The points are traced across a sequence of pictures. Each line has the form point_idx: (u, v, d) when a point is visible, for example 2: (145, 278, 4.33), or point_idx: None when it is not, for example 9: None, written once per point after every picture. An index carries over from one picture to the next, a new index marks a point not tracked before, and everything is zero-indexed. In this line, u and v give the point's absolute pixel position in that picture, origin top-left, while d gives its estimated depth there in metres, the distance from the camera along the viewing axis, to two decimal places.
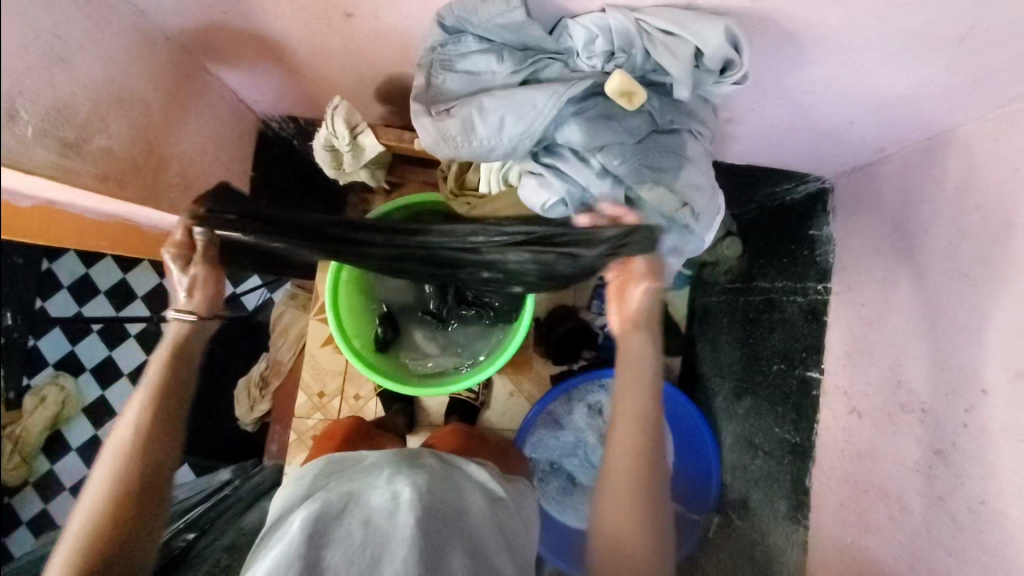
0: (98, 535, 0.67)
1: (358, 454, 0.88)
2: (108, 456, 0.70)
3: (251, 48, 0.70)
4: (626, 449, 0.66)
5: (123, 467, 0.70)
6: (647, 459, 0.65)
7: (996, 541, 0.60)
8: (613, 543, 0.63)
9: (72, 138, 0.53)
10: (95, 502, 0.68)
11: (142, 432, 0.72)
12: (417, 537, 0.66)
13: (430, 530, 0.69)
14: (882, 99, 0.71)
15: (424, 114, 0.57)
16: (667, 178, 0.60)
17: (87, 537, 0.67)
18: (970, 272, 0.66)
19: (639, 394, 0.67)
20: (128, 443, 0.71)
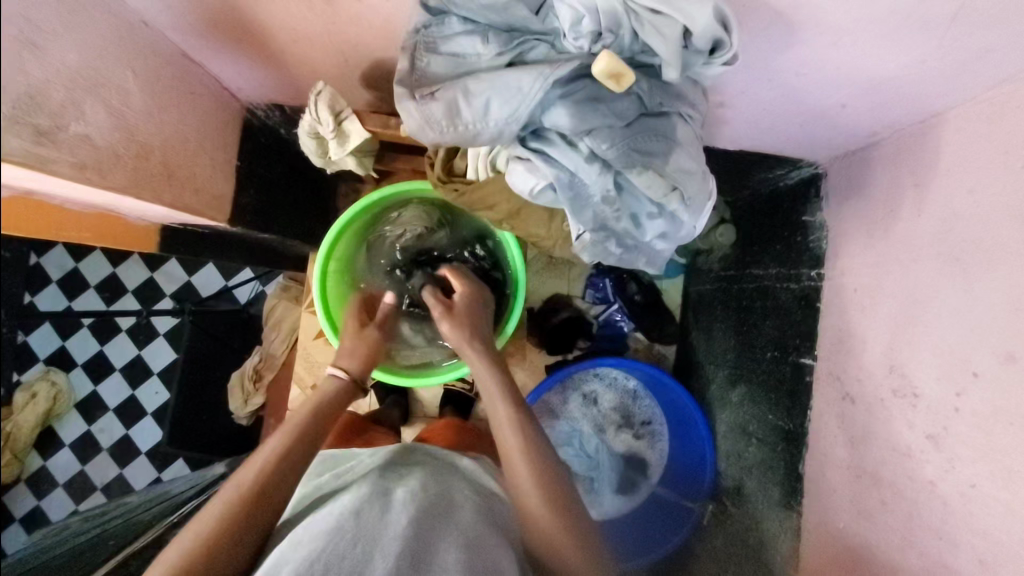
0: (206, 554, 0.65)
1: (351, 451, 0.88)
2: (240, 489, 0.70)
3: (231, 33, 0.69)
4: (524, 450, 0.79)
5: (269, 505, 0.71)
6: (535, 448, 0.79)
7: (986, 525, 0.60)
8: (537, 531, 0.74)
9: (44, 126, 0.52)
10: (227, 520, 0.67)
11: (282, 473, 0.74)
12: (410, 535, 0.65)
13: (424, 527, 0.67)
14: (873, 82, 0.70)
15: (408, 97, 0.56)
16: (657, 163, 0.58)
17: (196, 553, 0.64)
18: (961, 256, 0.66)
19: (497, 398, 0.84)
20: (280, 480, 0.73)
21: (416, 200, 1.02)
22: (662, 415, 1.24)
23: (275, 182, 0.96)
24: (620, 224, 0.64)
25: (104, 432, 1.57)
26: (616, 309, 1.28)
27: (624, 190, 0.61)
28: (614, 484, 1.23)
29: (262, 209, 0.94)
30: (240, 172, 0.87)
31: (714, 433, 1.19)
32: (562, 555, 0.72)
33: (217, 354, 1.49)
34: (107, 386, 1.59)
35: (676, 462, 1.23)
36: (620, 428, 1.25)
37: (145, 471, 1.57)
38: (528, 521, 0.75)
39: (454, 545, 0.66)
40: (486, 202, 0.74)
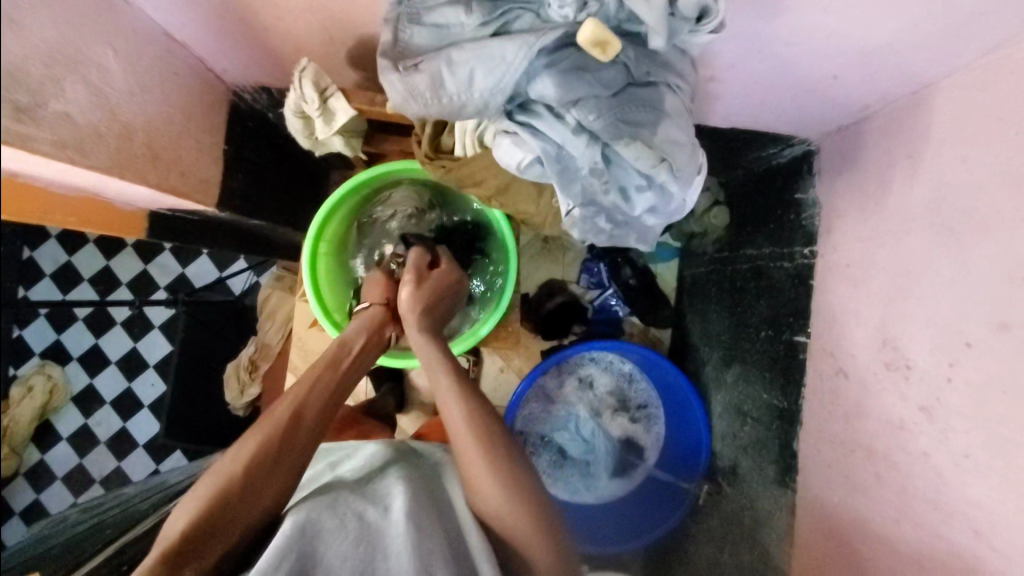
0: (245, 477, 0.69)
1: (349, 445, 0.90)
2: (275, 420, 0.75)
3: (214, 9, 0.68)
4: (482, 463, 0.72)
5: (302, 429, 0.76)
6: (485, 423, 0.76)
7: (980, 493, 0.60)
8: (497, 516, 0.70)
9: (23, 103, 0.51)
10: (262, 450, 0.71)
11: (314, 404, 0.79)
12: (412, 529, 0.65)
13: (424, 521, 0.68)
14: (864, 51, 0.69)
15: (391, 70, 0.55)
16: (644, 133, 0.58)
17: (236, 475, 0.69)
18: (954, 226, 0.65)
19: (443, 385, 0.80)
20: (311, 407, 0.78)
21: (406, 181, 1.02)
22: (658, 399, 1.24)
23: (263, 166, 0.95)
24: (608, 198, 0.63)
25: (101, 425, 1.57)
26: (611, 294, 1.28)
27: (612, 162, 0.61)
28: (611, 468, 1.23)
29: (252, 194, 0.93)
30: (228, 156, 0.87)
31: (710, 414, 1.19)
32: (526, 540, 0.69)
33: (211, 345, 1.48)
34: (103, 379, 1.58)
35: (671, 444, 1.23)
36: (616, 412, 1.24)
37: (143, 463, 1.56)
38: (491, 518, 0.70)
39: (452, 546, 0.67)
40: (474, 178, 0.73)
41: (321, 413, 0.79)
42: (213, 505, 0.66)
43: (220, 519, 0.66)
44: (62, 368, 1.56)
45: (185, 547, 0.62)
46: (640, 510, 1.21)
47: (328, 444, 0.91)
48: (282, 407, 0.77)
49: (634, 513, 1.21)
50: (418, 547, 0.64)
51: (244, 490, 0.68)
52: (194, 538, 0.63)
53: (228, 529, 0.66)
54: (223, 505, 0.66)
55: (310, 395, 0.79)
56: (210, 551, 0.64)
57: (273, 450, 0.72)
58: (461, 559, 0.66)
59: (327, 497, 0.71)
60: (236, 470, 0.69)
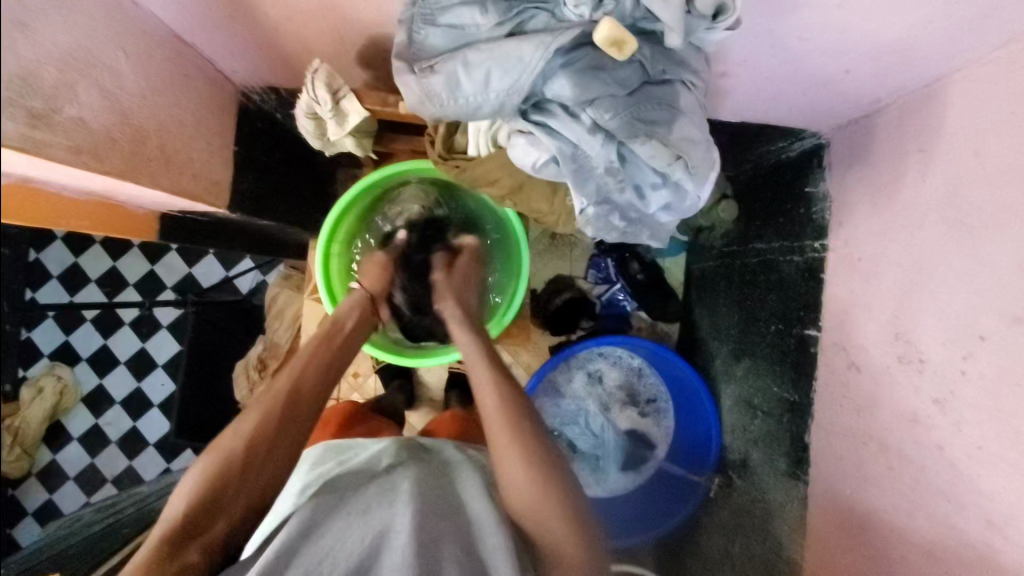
0: (247, 448, 0.69)
1: (358, 441, 0.87)
2: (275, 394, 0.75)
3: (224, 11, 0.68)
4: (504, 433, 0.74)
5: (302, 404, 0.75)
6: (516, 409, 0.77)
7: (996, 485, 0.60)
8: (524, 509, 0.69)
9: (39, 109, 0.51)
10: (261, 422, 0.71)
11: (314, 377, 0.78)
12: (416, 534, 0.64)
13: (430, 521, 0.67)
14: (876, 45, 0.69)
15: (407, 72, 0.55)
16: (661, 132, 0.58)
17: (238, 450, 0.69)
18: (968, 220, 0.65)
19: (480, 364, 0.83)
20: (309, 380, 0.78)
21: (417, 178, 1.02)
22: (667, 393, 1.25)
23: (272, 167, 0.95)
24: (624, 195, 0.63)
25: (111, 425, 1.58)
26: (619, 289, 1.27)
27: (627, 160, 0.60)
28: (620, 461, 1.24)
29: (261, 195, 0.93)
30: (238, 156, 0.87)
31: (719, 408, 1.19)
32: (556, 537, 0.67)
33: (220, 345, 1.48)
34: (112, 379, 1.59)
35: (681, 437, 1.24)
36: (625, 405, 1.25)
37: (154, 462, 1.57)
38: (521, 517, 0.70)
39: (456, 543, 0.65)
40: (489, 177, 0.73)
41: (321, 385, 0.79)
42: (216, 481, 0.67)
43: (224, 496, 0.67)
44: (72, 368, 1.57)
45: (188, 526, 0.64)
46: (649, 504, 1.22)
47: (332, 441, 0.88)
48: (280, 383, 0.76)
49: (645, 506, 1.22)
50: (421, 553, 0.63)
51: (246, 466, 0.68)
52: (200, 514, 0.65)
53: (232, 505, 0.67)
54: (224, 482, 0.67)
55: (311, 369, 0.79)
56: (218, 528, 0.66)
57: (273, 423, 0.72)
58: (470, 554, 0.65)
59: (330, 498, 0.71)
60: (238, 445, 0.69)
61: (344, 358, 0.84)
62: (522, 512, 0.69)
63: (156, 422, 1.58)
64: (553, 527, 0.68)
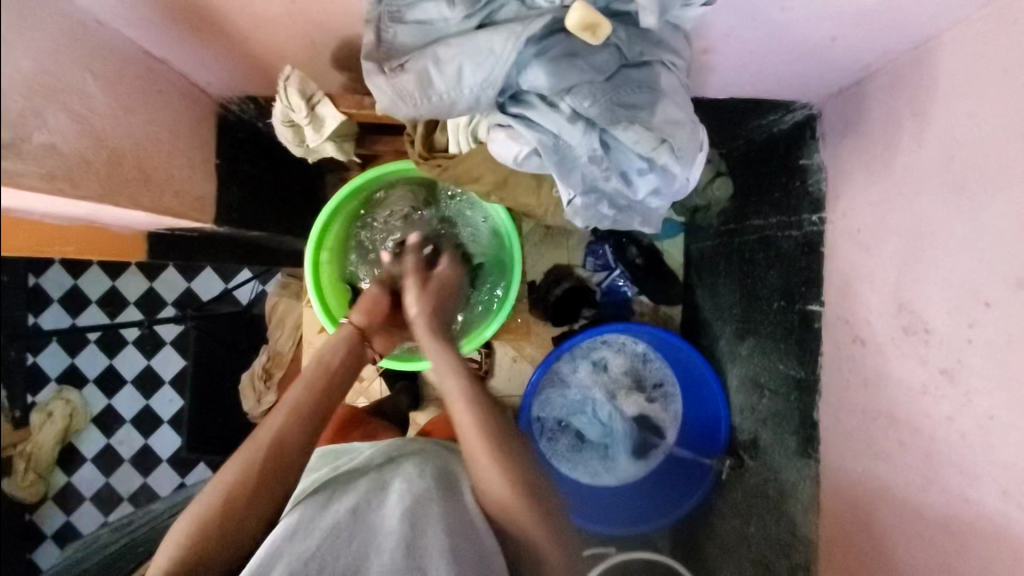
0: (230, 503, 0.68)
1: (353, 446, 0.88)
2: (252, 451, 0.72)
3: (190, 22, 0.66)
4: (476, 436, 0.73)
5: (283, 465, 0.72)
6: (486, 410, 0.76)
7: (1008, 454, 0.59)
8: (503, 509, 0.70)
9: (6, 139, 0.50)
10: (240, 479, 0.70)
11: (295, 430, 0.75)
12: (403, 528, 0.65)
13: (421, 517, 0.67)
14: (862, 9, 0.67)
15: (378, 73, 0.53)
16: (643, 116, 0.56)
17: (217, 508, 0.68)
18: (966, 184, 0.63)
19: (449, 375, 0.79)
20: (292, 437, 0.74)
21: (403, 180, 1.01)
22: (673, 376, 1.24)
23: (257, 177, 0.94)
24: (610, 183, 0.61)
25: (123, 444, 1.59)
26: (619, 275, 1.27)
27: (611, 147, 0.59)
28: (629, 449, 1.23)
29: (248, 208, 0.92)
30: (220, 170, 0.86)
31: (727, 387, 1.18)
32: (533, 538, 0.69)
33: (222, 355, 1.49)
34: (121, 399, 1.60)
35: (690, 419, 1.23)
36: (630, 391, 1.24)
37: (167, 477, 1.59)
38: (500, 515, 0.70)
39: (446, 534, 0.65)
40: (471, 175, 0.71)
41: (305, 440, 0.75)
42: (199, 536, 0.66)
43: (209, 550, 0.66)
44: (80, 391, 1.57)
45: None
46: (661, 489, 1.22)
47: (330, 446, 0.89)
48: (265, 432, 0.74)
49: (655, 493, 1.22)
50: (409, 544, 0.63)
51: (227, 518, 0.68)
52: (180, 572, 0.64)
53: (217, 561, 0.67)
54: (207, 539, 0.66)
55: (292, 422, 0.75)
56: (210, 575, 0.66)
57: (250, 483, 0.70)
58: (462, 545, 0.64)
59: (320, 498, 0.72)
60: (218, 503, 0.68)
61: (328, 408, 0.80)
62: (500, 511, 0.70)
63: (165, 438, 1.59)
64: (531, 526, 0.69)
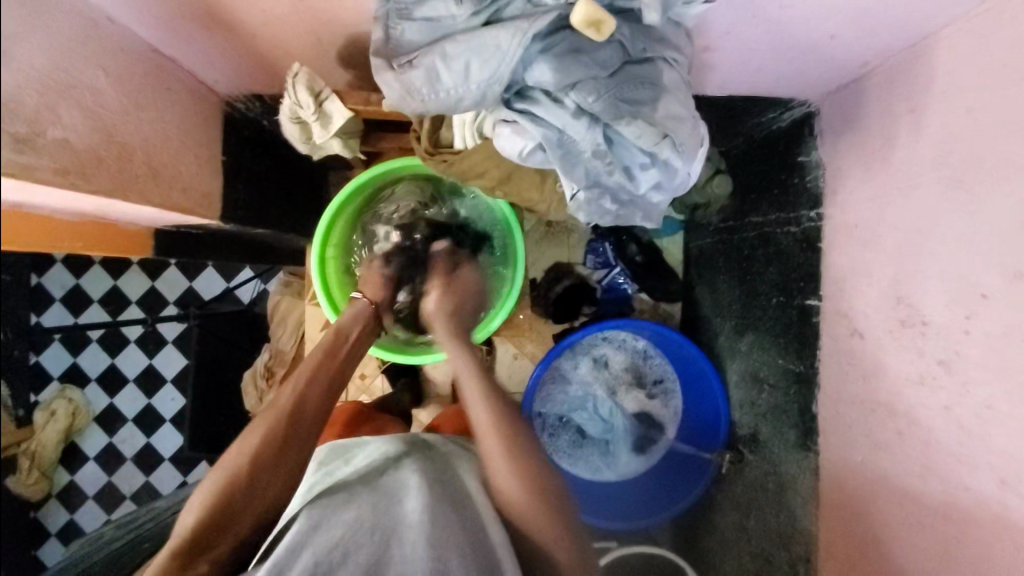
0: (253, 466, 0.70)
1: (362, 441, 0.88)
2: (273, 416, 0.74)
3: (200, 20, 0.67)
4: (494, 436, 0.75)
5: (303, 428, 0.74)
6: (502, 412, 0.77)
7: (1005, 442, 0.60)
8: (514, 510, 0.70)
9: (22, 134, 0.51)
10: (263, 442, 0.71)
11: (314, 394, 0.78)
12: (423, 521, 0.65)
13: (438, 513, 0.67)
14: (860, 7, 0.68)
15: (386, 69, 0.55)
16: (645, 111, 0.57)
17: (242, 468, 0.69)
18: (962, 178, 0.65)
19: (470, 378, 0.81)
20: (311, 402, 0.77)
21: (409, 175, 1.03)
22: (673, 372, 1.25)
23: (262, 174, 0.95)
24: (613, 178, 0.62)
25: (126, 443, 1.60)
26: (618, 272, 1.28)
27: (614, 142, 0.60)
28: (630, 444, 1.24)
29: (254, 205, 0.93)
30: (227, 167, 0.87)
31: (726, 382, 1.20)
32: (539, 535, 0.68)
33: (224, 356, 1.49)
34: (123, 398, 1.60)
35: (691, 415, 1.24)
36: (631, 387, 1.25)
37: (170, 475, 1.59)
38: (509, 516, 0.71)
39: (464, 531, 0.65)
40: (476, 171, 0.73)
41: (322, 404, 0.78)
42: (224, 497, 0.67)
43: (231, 511, 0.67)
44: (82, 390, 1.58)
45: (195, 543, 0.64)
46: (662, 484, 1.23)
47: (336, 442, 0.88)
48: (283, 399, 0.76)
49: (656, 487, 1.23)
50: (431, 535, 0.64)
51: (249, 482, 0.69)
52: (205, 536, 0.65)
53: (238, 522, 0.67)
54: (230, 500, 0.67)
55: (311, 387, 0.78)
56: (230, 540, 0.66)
57: (273, 446, 0.71)
58: (478, 548, 0.64)
59: (336, 496, 0.72)
60: (243, 464, 0.69)
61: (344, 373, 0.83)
62: (512, 509, 0.70)
63: (168, 436, 1.60)
64: (542, 525, 0.69)
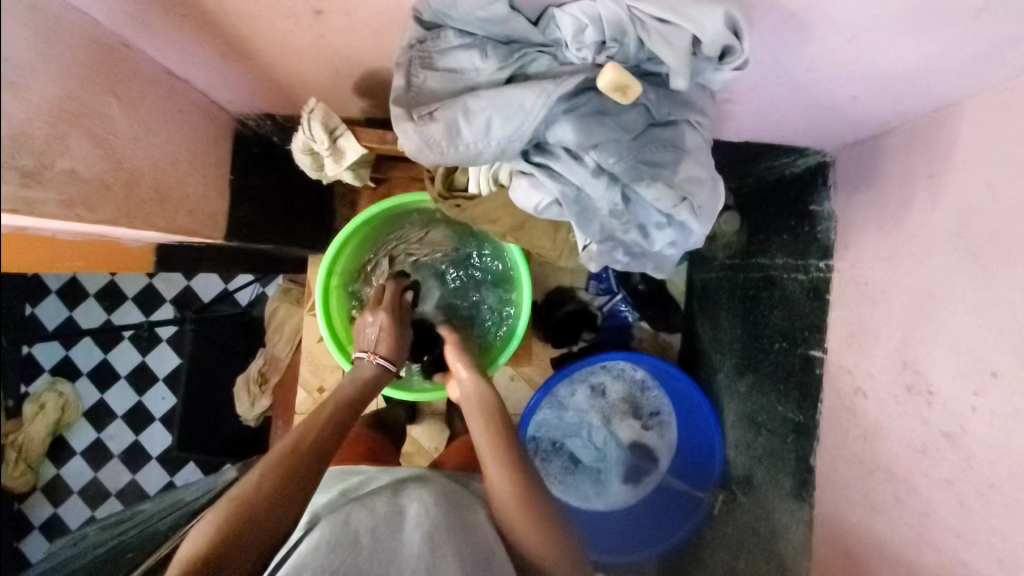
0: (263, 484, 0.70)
1: (360, 470, 0.89)
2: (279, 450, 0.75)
3: (217, 48, 0.66)
4: (492, 450, 0.78)
5: (314, 447, 0.76)
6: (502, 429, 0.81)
7: (1005, 524, 0.60)
8: (510, 522, 0.73)
9: (30, 167, 0.49)
10: (272, 470, 0.72)
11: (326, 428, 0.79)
12: (422, 548, 0.66)
13: (438, 541, 0.68)
14: (889, 73, 0.67)
15: (406, 118, 0.53)
16: (666, 174, 0.56)
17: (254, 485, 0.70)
18: (978, 253, 0.64)
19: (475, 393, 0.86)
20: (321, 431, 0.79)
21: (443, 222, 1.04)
22: (670, 406, 1.24)
23: (270, 192, 0.94)
24: (628, 235, 0.62)
25: (114, 439, 1.58)
26: (620, 299, 1.27)
27: (631, 201, 0.59)
28: (621, 474, 1.24)
29: (258, 222, 0.92)
30: (234, 186, 0.85)
31: (722, 423, 1.19)
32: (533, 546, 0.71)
33: (220, 359, 1.48)
34: (114, 394, 1.59)
35: (686, 452, 1.24)
36: (627, 417, 1.25)
37: (156, 476, 1.58)
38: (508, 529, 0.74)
39: (462, 556, 0.66)
40: (488, 216, 0.72)
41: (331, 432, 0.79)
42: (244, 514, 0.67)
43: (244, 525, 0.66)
44: (72, 383, 1.55)
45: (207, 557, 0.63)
46: (650, 518, 1.22)
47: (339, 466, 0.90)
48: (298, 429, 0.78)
49: (646, 520, 1.22)
50: (432, 553, 0.66)
51: (265, 498, 0.69)
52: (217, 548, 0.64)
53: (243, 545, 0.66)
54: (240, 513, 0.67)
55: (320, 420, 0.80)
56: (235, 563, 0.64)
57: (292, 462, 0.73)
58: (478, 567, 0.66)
59: (337, 519, 0.71)
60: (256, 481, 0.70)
61: (359, 408, 0.85)
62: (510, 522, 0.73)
63: (155, 437, 1.58)
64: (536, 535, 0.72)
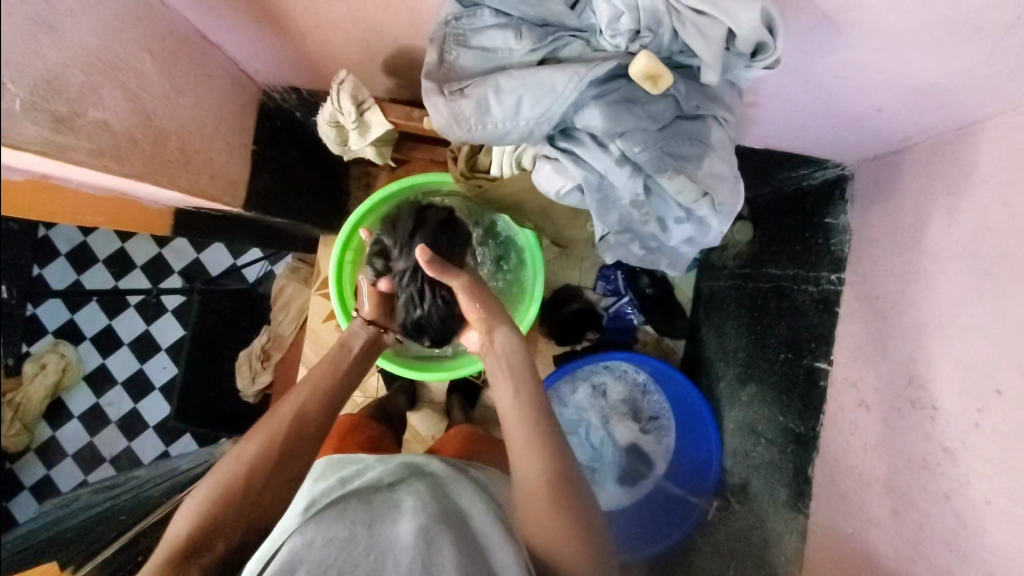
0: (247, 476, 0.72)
1: (358, 457, 0.86)
2: (224, 474, 0.72)
3: (252, 15, 0.67)
4: (520, 433, 0.71)
5: (307, 433, 0.79)
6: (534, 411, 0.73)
7: (998, 541, 0.60)
8: (537, 520, 0.67)
9: (63, 113, 0.50)
10: (212, 501, 0.69)
11: (314, 408, 0.81)
12: (417, 540, 0.63)
13: (433, 536, 0.65)
14: (916, 85, 0.68)
15: (437, 93, 0.54)
16: (690, 167, 0.56)
17: (238, 474, 0.72)
18: (991, 270, 0.64)
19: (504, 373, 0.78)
20: (312, 411, 0.81)
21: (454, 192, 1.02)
22: (671, 411, 1.24)
23: (290, 165, 0.94)
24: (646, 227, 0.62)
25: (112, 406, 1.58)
26: (627, 302, 1.27)
27: (653, 193, 0.59)
28: (617, 475, 1.24)
29: (276, 194, 0.92)
30: (255, 155, 0.86)
31: (722, 430, 1.19)
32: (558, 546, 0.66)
33: (224, 332, 1.49)
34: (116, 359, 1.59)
35: (683, 456, 1.23)
36: (626, 419, 1.25)
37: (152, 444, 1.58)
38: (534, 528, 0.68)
39: (458, 550, 0.63)
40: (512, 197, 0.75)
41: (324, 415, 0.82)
42: (220, 507, 0.69)
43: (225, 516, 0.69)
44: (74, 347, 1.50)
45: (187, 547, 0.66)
46: (647, 522, 1.19)
47: (331, 458, 0.86)
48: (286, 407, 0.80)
49: (642, 524, 1.18)
50: (427, 545, 0.63)
51: (213, 530, 0.68)
52: (198, 536, 0.67)
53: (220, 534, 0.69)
54: (228, 500, 0.70)
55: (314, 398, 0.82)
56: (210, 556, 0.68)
57: (267, 456, 0.74)
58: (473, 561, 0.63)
59: (329, 515, 0.68)
60: (240, 471, 0.72)
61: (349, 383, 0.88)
62: (533, 521, 0.67)
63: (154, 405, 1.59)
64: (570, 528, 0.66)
